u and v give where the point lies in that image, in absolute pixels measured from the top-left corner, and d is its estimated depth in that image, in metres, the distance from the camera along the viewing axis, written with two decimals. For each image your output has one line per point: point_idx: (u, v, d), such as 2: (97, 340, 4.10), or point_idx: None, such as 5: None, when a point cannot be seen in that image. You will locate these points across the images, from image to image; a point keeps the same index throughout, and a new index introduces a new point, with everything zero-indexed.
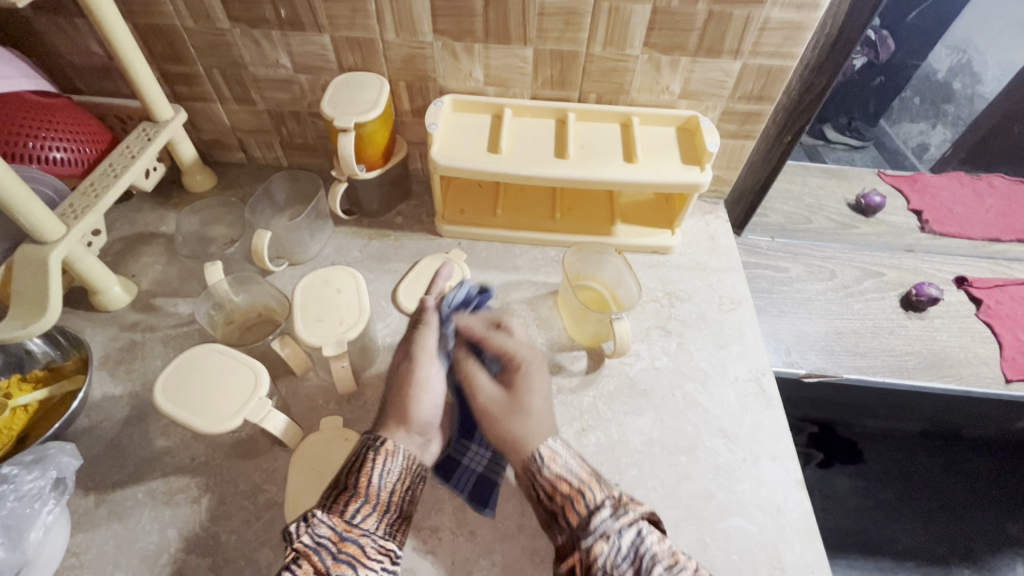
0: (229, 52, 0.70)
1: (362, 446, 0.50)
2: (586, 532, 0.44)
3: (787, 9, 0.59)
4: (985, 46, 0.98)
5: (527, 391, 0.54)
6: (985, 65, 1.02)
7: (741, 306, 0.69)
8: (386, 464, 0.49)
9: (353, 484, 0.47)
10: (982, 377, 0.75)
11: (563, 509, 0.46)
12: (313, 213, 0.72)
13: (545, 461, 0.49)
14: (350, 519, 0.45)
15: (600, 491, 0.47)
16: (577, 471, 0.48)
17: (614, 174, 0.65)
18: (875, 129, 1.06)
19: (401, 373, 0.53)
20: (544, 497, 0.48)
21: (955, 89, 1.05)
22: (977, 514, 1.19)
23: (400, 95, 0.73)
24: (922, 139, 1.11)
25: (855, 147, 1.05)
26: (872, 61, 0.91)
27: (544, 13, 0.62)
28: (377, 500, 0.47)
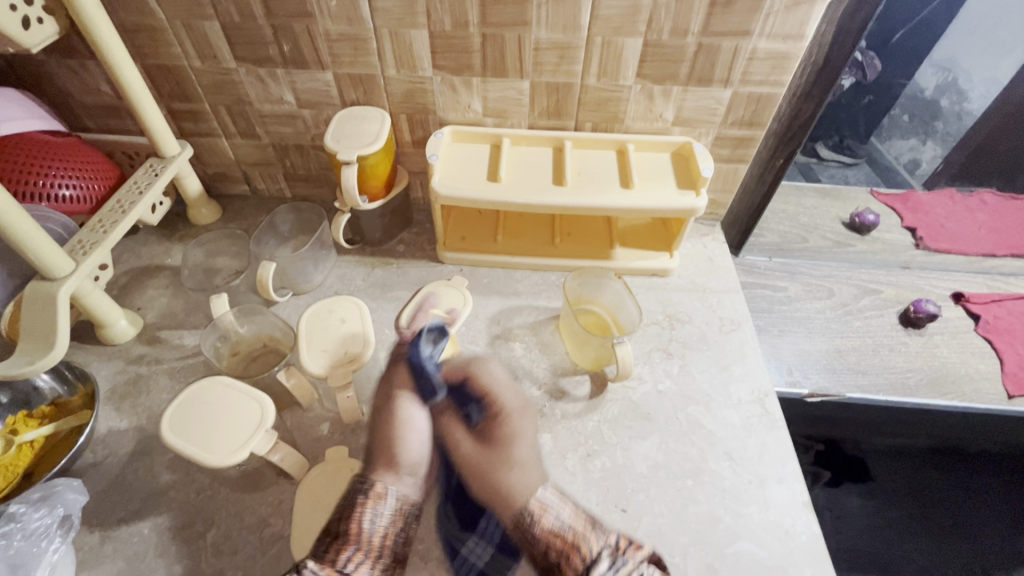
0: (235, 89, 0.73)
1: (352, 490, 0.51)
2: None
3: (774, 40, 0.61)
4: (970, 66, 1.03)
5: (512, 441, 0.57)
6: (972, 83, 1.06)
7: (741, 327, 0.70)
8: (377, 509, 0.50)
9: (347, 532, 0.48)
10: (985, 393, 0.75)
11: (563, 563, 0.48)
12: (317, 243, 0.73)
13: (535, 512, 0.50)
14: (342, 569, 0.46)
15: (597, 540, 0.48)
16: (572, 520, 0.50)
17: (612, 201, 0.66)
18: (867, 146, 1.14)
19: (387, 418, 0.56)
20: (538, 550, 0.49)
21: (943, 106, 1.10)
22: (990, 531, 1.17)
23: (401, 127, 0.75)
24: (913, 155, 1.17)
25: (847, 165, 1.13)
26: (861, 81, 0.98)
27: (539, 48, 0.64)
28: (369, 547, 0.48)
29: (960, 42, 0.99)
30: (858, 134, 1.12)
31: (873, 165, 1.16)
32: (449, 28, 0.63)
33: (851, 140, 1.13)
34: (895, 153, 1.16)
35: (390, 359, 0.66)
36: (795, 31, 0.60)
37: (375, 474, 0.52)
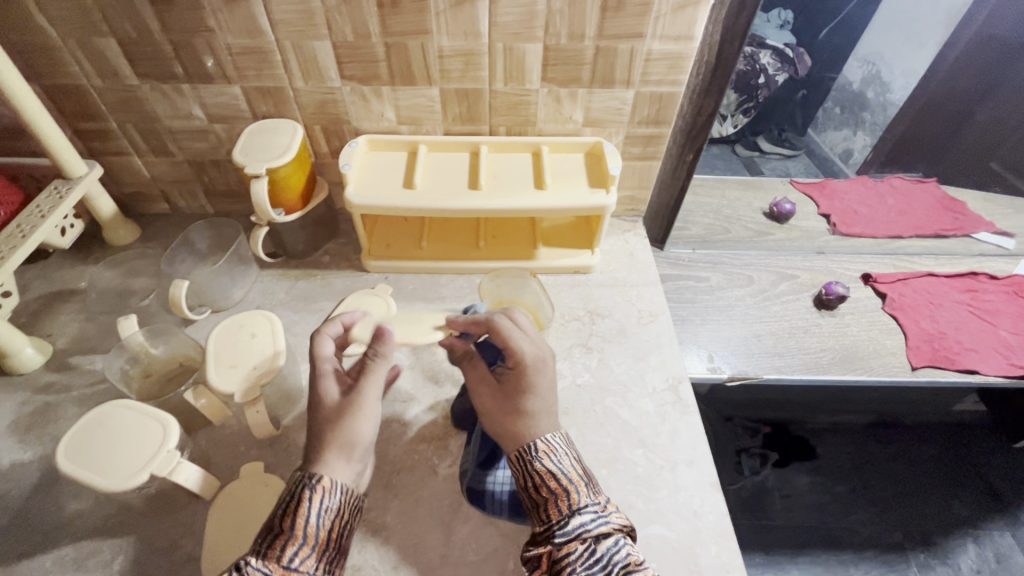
0: (141, 107, 0.71)
1: (296, 483, 0.44)
2: (558, 529, 0.43)
3: (666, 42, 0.64)
4: (892, 58, 1.19)
5: (528, 391, 0.50)
6: (893, 75, 1.21)
7: (659, 317, 0.73)
8: (325, 502, 0.43)
9: (286, 527, 0.41)
10: (891, 367, 0.79)
11: (546, 505, 0.45)
12: (234, 258, 0.72)
13: (540, 453, 0.47)
14: (287, 564, 0.40)
15: (587, 494, 0.45)
16: (569, 469, 0.46)
17: (525, 202, 0.68)
18: (804, 138, 1.28)
19: (344, 404, 0.48)
20: (532, 488, 0.46)
21: (869, 97, 1.25)
22: (928, 497, 1.22)
23: (317, 138, 0.75)
24: (847, 144, 1.31)
25: (789, 155, 1.24)
26: (793, 74, 1.13)
27: (443, 55, 0.65)
28: (315, 540, 0.42)
29: (880, 38, 1.16)
30: (796, 127, 1.28)
31: (812, 156, 1.28)
32: (351, 39, 0.64)
33: (790, 132, 1.27)
34: (830, 144, 1.30)
35: (312, 371, 0.66)
36: (685, 32, 0.63)
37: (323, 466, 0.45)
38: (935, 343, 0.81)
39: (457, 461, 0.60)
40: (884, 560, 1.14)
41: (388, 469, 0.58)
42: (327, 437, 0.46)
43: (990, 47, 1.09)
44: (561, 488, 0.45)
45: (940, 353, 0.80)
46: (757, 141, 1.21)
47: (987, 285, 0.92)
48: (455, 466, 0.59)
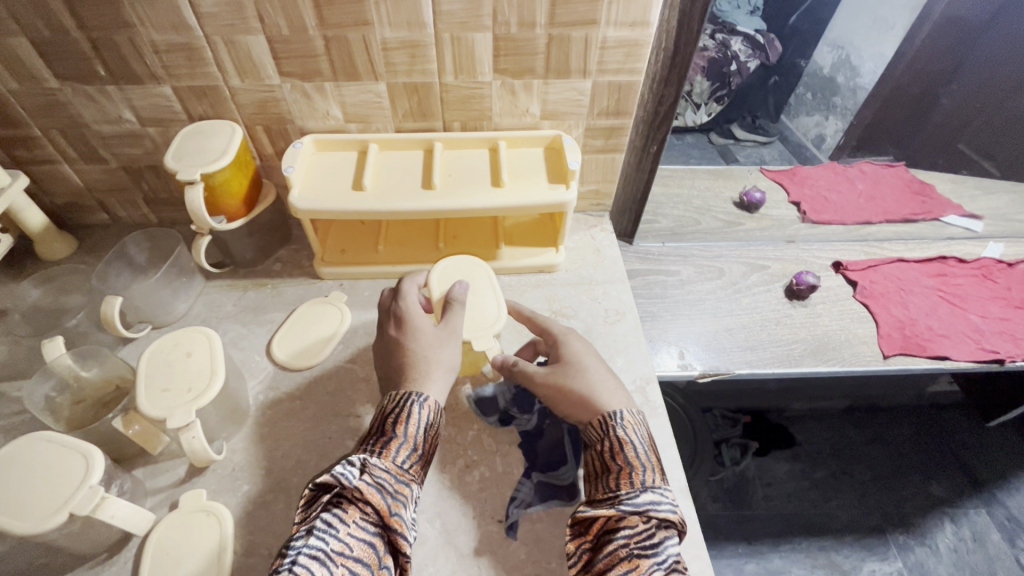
0: (66, 111, 0.66)
1: (400, 399, 0.52)
2: (622, 500, 0.46)
3: (622, 28, 0.61)
4: (859, 43, 1.22)
5: (575, 369, 0.57)
6: (863, 60, 1.23)
7: (625, 316, 0.71)
8: (428, 416, 0.51)
9: (394, 431, 0.49)
10: (863, 356, 0.78)
11: (612, 475, 0.48)
12: (174, 270, 0.68)
13: (623, 422, 0.51)
14: (401, 465, 0.48)
15: (659, 481, 0.47)
16: (646, 451, 0.50)
17: (481, 201, 0.64)
18: (778, 124, 1.32)
19: (430, 338, 0.56)
20: (608, 453, 0.50)
21: (839, 82, 1.28)
22: (905, 479, 1.22)
23: (261, 139, 0.71)
24: (819, 130, 1.32)
25: (764, 143, 1.24)
26: (766, 59, 1.13)
27: (387, 48, 0.62)
28: (417, 445, 0.50)
29: (849, 25, 1.21)
30: (769, 113, 1.34)
31: (786, 141, 1.29)
32: (286, 33, 0.59)
33: (764, 118, 1.33)
34: (803, 129, 1.32)
35: (260, 388, 0.62)
36: (640, 17, 0.60)
37: (426, 385, 0.53)
38: (906, 330, 0.80)
39: None
40: (865, 545, 1.13)
41: None
42: (430, 364, 0.54)
43: (948, 29, 1.10)
44: (635, 469, 0.47)
45: (912, 340, 0.79)
46: (731, 130, 1.22)
47: (957, 269, 0.92)
48: None
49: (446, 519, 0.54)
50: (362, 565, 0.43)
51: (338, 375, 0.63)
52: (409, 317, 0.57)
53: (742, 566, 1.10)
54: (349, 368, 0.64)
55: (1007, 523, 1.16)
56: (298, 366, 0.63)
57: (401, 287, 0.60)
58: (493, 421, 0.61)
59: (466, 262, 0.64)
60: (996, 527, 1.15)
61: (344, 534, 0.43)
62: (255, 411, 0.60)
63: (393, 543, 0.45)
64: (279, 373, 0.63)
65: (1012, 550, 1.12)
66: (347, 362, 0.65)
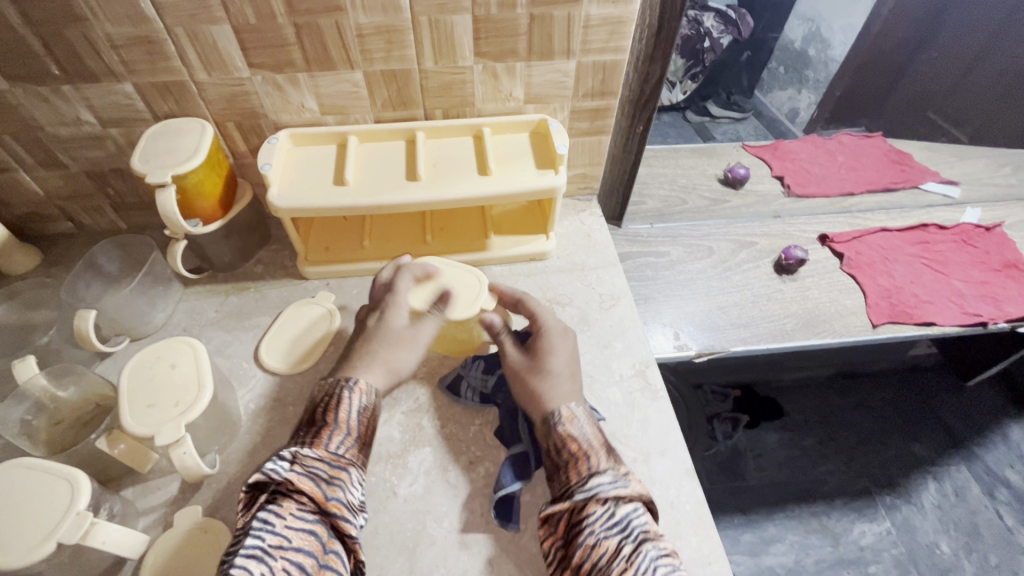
0: (17, 115, 0.62)
1: (335, 384, 0.52)
2: (574, 492, 0.47)
3: (604, 5, 0.59)
4: (829, 15, 1.15)
5: (549, 352, 0.56)
6: (832, 31, 1.18)
7: (621, 300, 0.70)
8: (361, 401, 0.52)
9: (325, 421, 0.49)
10: (853, 326, 0.78)
11: (563, 470, 0.49)
12: (148, 278, 0.64)
13: (562, 420, 0.52)
14: (333, 450, 0.47)
15: (605, 461, 0.49)
16: (591, 437, 0.51)
17: (469, 191, 0.63)
18: (752, 100, 1.25)
19: (386, 330, 0.57)
20: (554, 450, 0.51)
21: (812, 55, 1.21)
22: (890, 442, 1.25)
23: (233, 136, 0.68)
24: (793, 104, 1.28)
25: (738, 119, 1.23)
26: (736, 37, 1.09)
27: (362, 34, 0.59)
28: (350, 431, 0.50)
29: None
30: (743, 89, 1.24)
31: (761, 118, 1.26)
32: (253, 21, 0.56)
33: (737, 95, 1.24)
34: (777, 105, 1.27)
35: (250, 396, 0.59)
36: None
37: (364, 372, 0.54)
38: (893, 298, 0.81)
39: (419, 477, 0.55)
40: (855, 507, 1.16)
41: None
42: (373, 351, 0.56)
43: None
44: (584, 454, 0.49)
45: (898, 308, 0.80)
46: (706, 106, 1.20)
47: (938, 236, 0.93)
48: (418, 483, 0.55)
49: (453, 518, 0.53)
50: (304, 554, 0.41)
51: None
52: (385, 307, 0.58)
53: (738, 537, 1.12)
54: None
55: (987, 476, 1.20)
56: (289, 370, 0.61)
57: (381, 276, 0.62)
58: (470, 402, 0.60)
59: (457, 269, 0.64)
60: (976, 481, 1.19)
61: (281, 527, 0.41)
62: (247, 421, 0.57)
63: (336, 526, 0.44)
64: (270, 380, 0.61)
65: (991, 501, 1.16)
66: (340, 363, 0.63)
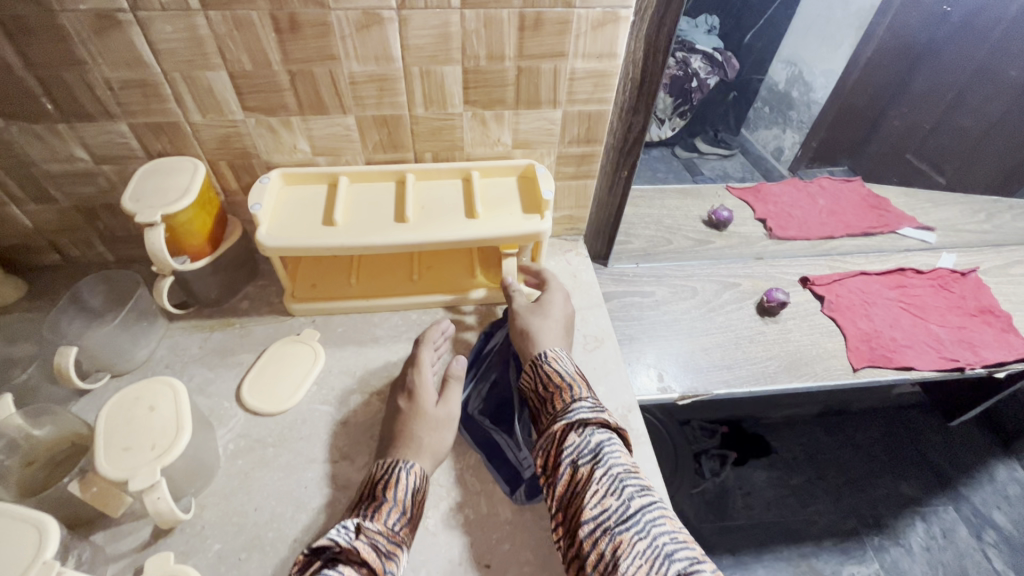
0: (11, 150, 0.63)
1: (389, 465, 0.53)
2: (559, 418, 0.53)
3: (589, 60, 0.62)
4: (810, 59, 1.28)
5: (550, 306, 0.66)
6: (814, 75, 1.29)
7: (605, 342, 0.71)
8: (415, 481, 0.52)
9: (385, 497, 0.50)
10: (834, 369, 0.79)
11: (549, 401, 0.55)
12: (133, 314, 0.64)
13: (548, 358, 0.59)
14: (391, 527, 0.48)
15: (582, 390, 0.54)
16: (573, 374, 0.57)
17: (455, 233, 0.64)
18: (738, 137, 1.39)
19: (426, 415, 0.58)
20: (542, 386, 0.57)
21: (794, 96, 1.33)
22: (876, 481, 1.25)
23: (225, 175, 0.69)
24: (777, 143, 1.37)
25: (726, 155, 1.32)
26: (722, 74, 1.22)
27: (355, 82, 0.61)
28: (406, 510, 0.51)
29: (800, 38, 1.25)
30: (730, 126, 1.40)
31: (747, 153, 1.36)
32: (249, 68, 0.58)
33: (724, 132, 1.39)
34: (763, 142, 1.38)
35: (229, 437, 0.59)
36: (607, 50, 0.61)
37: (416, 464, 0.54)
38: (872, 342, 0.83)
39: None
40: (842, 549, 1.15)
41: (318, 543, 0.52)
42: (418, 440, 0.55)
43: (904, 54, 1.16)
44: (569, 383, 0.55)
45: (878, 352, 0.81)
46: (695, 142, 1.32)
47: (915, 280, 0.95)
48: None
49: (431, 567, 0.52)
50: None
51: (312, 419, 0.61)
52: (420, 397, 0.59)
53: None
54: (324, 412, 0.62)
55: (974, 518, 1.19)
56: (270, 411, 0.61)
57: (418, 352, 0.64)
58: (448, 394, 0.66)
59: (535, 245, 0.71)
60: (963, 522, 1.19)
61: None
62: (224, 463, 0.57)
63: None
64: (250, 421, 0.60)
65: (980, 544, 1.15)
66: (322, 404, 0.62)
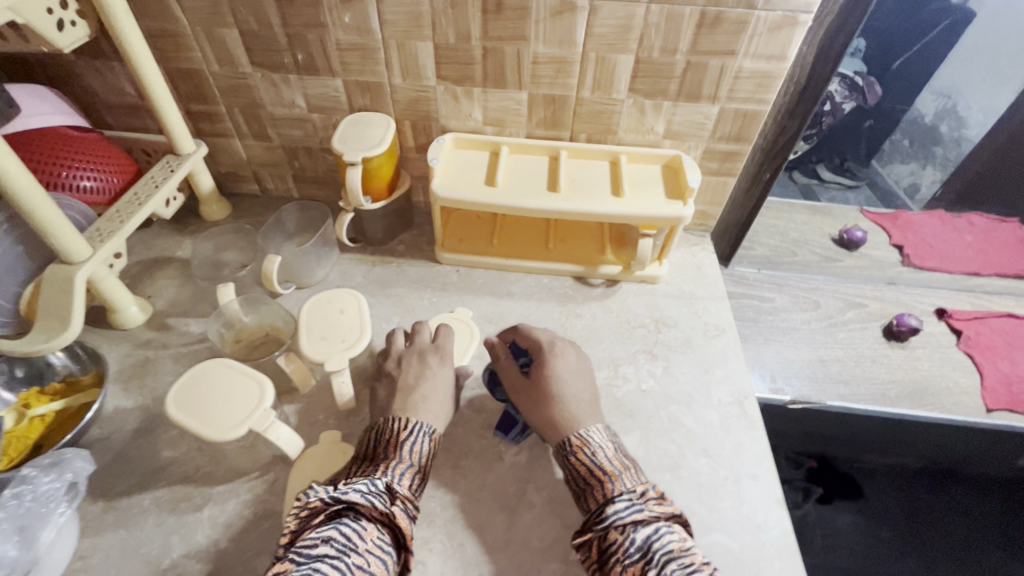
0: (249, 93, 0.77)
1: (407, 426, 0.55)
2: (602, 516, 0.48)
3: (758, 60, 0.65)
4: (968, 93, 1.07)
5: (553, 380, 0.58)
6: (970, 110, 1.09)
7: (725, 332, 0.73)
8: (429, 439, 0.55)
9: (406, 458, 0.52)
10: (964, 406, 0.76)
11: (590, 492, 0.51)
12: (321, 240, 0.77)
13: (573, 447, 0.53)
14: (410, 488, 0.51)
15: (623, 484, 0.50)
16: (605, 460, 0.52)
17: (602, 207, 0.69)
18: (867, 169, 1.18)
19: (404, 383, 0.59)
20: (575, 477, 0.53)
21: (942, 132, 1.13)
22: (980, 553, 1.16)
23: (405, 133, 0.79)
24: (913, 179, 1.18)
25: (849, 186, 1.15)
26: (861, 102, 1.03)
27: (537, 62, 0.68)
28: (417, 465, 0.53)
29: (961, 73, 1.04)
30: (859, 156, 1.17)
31: (874, 188, 1.17)
32: (452, 41, 0.67)
33: (852, 161, 1.18)
34: (895, 177, 1.18)
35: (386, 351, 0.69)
36: (778, 52, 0.64)
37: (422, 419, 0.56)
38: (1013, 386, 0.78)
39: (523, 450, 0.61)
40: None
41: (456, 451, 0.60)
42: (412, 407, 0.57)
43: None
44: (615, 471, 0.51)
45: (1018, 398, 0.77)
46: (816, 168, 1.14)
47: None
48: (522, 454, 0.60)
49: (551, 491, 0.58)
50: None
51: None
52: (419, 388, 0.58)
53: None
54: None
55: None
56: None
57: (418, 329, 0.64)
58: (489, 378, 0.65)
59: (648, 203, 0.70)
60: None
61: (363, 549, 0.44)
62: None
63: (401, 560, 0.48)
64: None
65: None
66: None
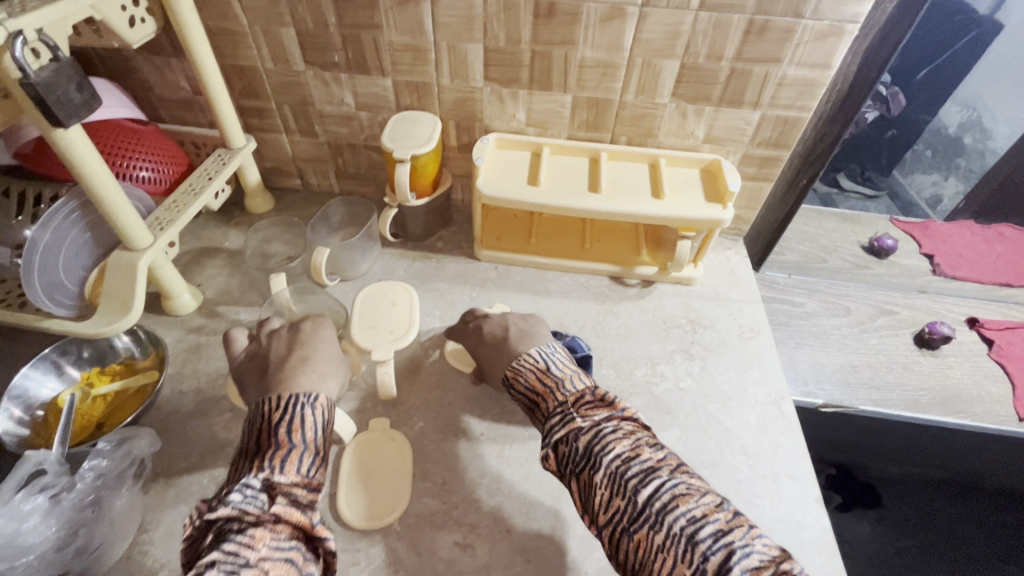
0: (300, 90, 0.79)
1: (286, 403, 0.52)
2: (548, 430, 0.53)
3: (802, 68, 0.66)
4: (993, 104, 1.04)
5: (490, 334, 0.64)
6: (996, 122, 1.06)
7: (760, 334, 0.74)
8: (317, 413, 0.53)
9: (287, 441, 0.49)
10: (997, 415, 0.77)
11: (539, 409, 0.56)
12: (365, 235, 0.79)
13: (515, 379, 0.58)
14: (304, 473, 0.49)
15: (559, 394, 0.54)
16: (541, 378, 0.57)
17: (643, 209, 0.71)
18: (888, 179, 1.18)
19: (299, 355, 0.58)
20: (528, 402, 0.58)
21: (966, 143, 1.10)
22: (1005, 567, 1.14)
23: (449, 132, 0.81)
24: (935, 190, 1.16)
25: (869, 196, 1.16)
26: (885, 113, 1.02)
27: (583, 65, 0.70)
28: (312, 448, 0.51)
29: (985, 84, 1.02)
30: (880, 166, 1.17)
31: (896, 198, 1.17)
32: (502, 43, 0.69)
33: (873, 172, 1.18)
34: (917, 187, 1.17)
35: (430, 344, 0.71)
36: (822, 60, 0.65)
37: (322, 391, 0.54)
38: None
39: None
40: None
41: (500, 442, 0.62)
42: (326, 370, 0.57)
43: None
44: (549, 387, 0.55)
45: None
46: (837, 178, 1.15)
47: None
48: None
49: None
50: None
51: None
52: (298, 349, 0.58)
53: None
54: None
55: None
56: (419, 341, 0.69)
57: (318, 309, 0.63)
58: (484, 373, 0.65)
59: (689, 207, 0.71)
60: None
61: (257, 558, 0.41)
62: (428, 364, 0.69)
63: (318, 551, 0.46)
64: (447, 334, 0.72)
65: None
66: None
